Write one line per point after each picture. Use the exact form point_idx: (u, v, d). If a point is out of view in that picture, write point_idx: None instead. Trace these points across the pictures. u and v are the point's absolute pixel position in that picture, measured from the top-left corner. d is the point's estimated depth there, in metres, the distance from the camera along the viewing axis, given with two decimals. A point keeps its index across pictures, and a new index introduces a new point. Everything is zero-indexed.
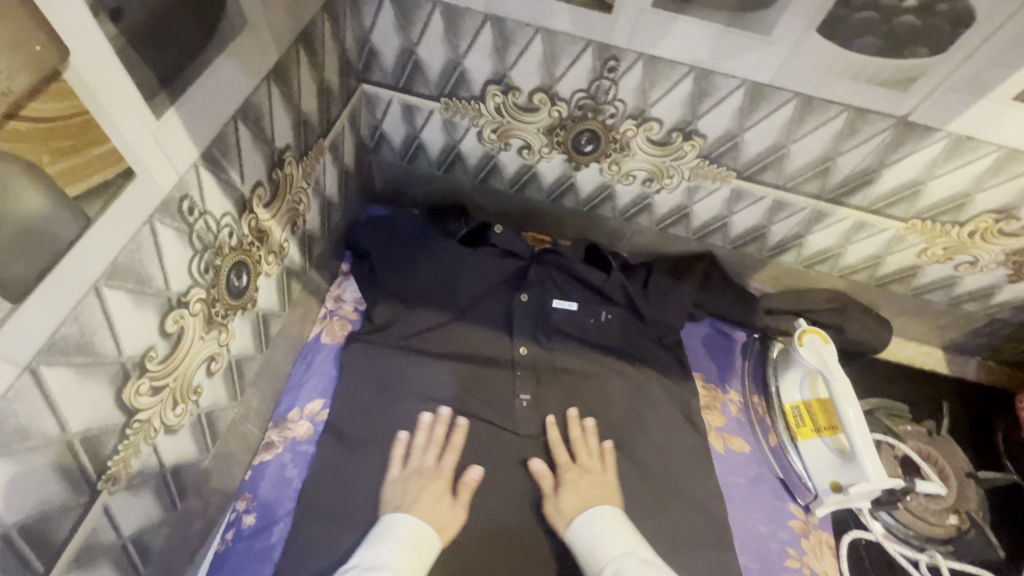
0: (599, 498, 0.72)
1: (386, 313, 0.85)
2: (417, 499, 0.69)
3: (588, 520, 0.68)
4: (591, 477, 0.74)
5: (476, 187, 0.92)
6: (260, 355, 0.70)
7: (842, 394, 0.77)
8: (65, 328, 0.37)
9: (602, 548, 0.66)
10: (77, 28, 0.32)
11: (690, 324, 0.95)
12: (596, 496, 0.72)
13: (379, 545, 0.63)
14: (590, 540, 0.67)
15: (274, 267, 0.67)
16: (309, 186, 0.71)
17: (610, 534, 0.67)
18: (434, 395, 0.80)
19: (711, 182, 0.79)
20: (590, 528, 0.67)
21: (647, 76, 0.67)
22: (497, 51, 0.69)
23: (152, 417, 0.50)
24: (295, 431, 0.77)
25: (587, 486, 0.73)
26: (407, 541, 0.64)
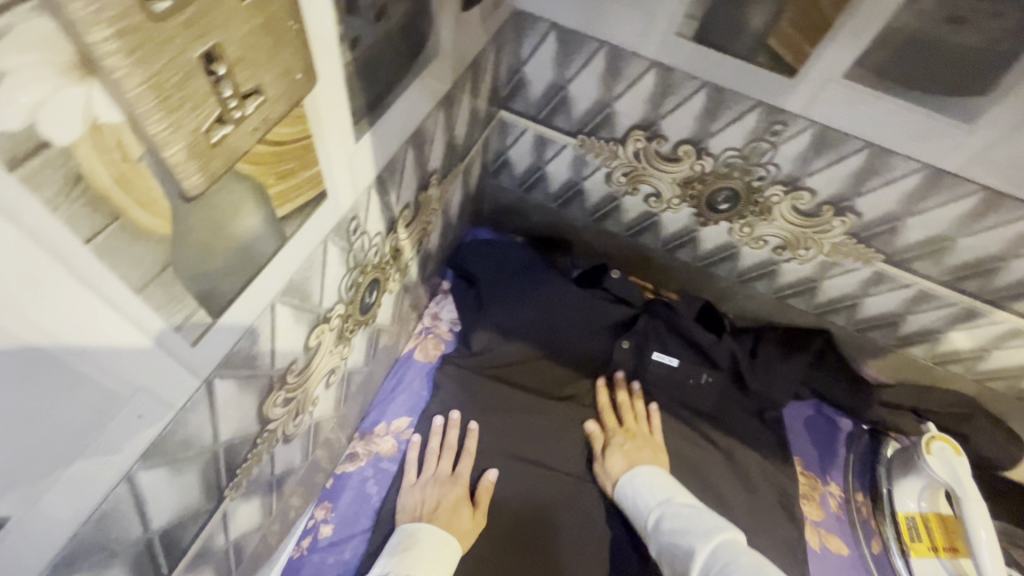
0: (643, 459, 0.75)
1: (483, 339, 0.84)
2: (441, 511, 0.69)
3: (632, 478, 0.73)
4: (637, 441, 0.78)
5: (589, 225, 0.90)
6: (365, 368, 0.69)
7: (976, 512, 0.69)
8: (241, 342, 0.37)
9: (644, 502, 0.70)
10: (327, 56, 0.31)
11: (793, 403, 0.89)
12: (640, 458, 0.75)
13: (403, 557, 0.64)
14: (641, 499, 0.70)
15: (397, 284, 0.66)
16: (440, 207, 0.70)
17: (650, 486, 0.71)
18: (522, 433, 0.79)
19: (851, 261, 0.74)
20: (634, 483, 0.72)
21: (813, 145, 0.63)
22: (654, 98, 0.66)
23: (278, 427, 0.50)
24: (379, 446, 0.77)
25: (635, 450, 0.76)
26: (423, 554, 0.64)
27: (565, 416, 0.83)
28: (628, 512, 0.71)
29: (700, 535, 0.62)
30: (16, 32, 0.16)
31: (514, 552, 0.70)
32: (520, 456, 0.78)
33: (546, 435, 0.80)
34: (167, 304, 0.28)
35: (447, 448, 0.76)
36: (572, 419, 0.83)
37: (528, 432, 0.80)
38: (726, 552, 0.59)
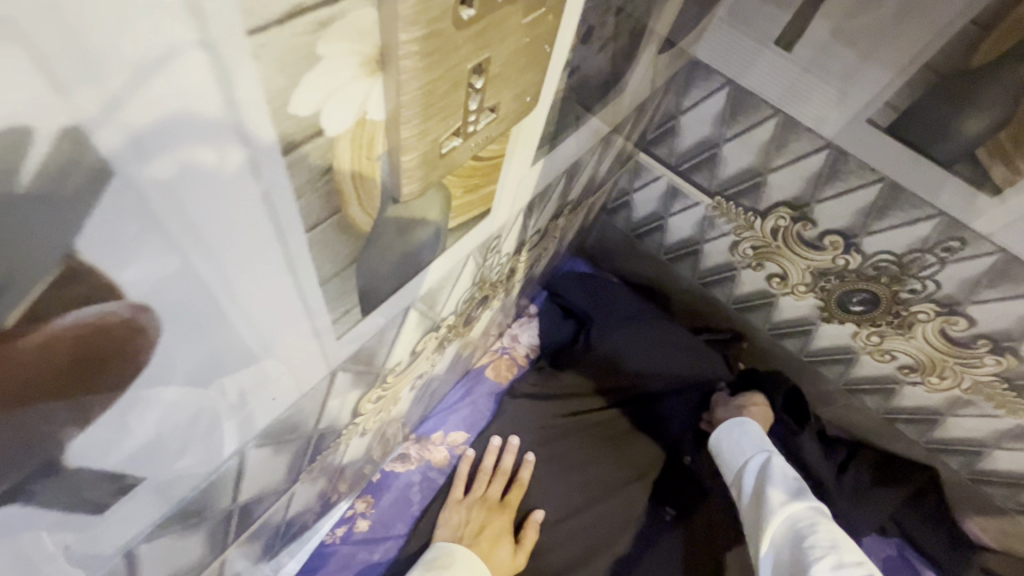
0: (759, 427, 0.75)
1: (572, 379, 0.82)
2: (479, 538, 0.68)
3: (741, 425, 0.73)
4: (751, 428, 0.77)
5: (694, 287, 0.85)
6: (442, 376, 0.68)
7: None
8: (371, 340, 0.36)
9: (743, 447, 0.71)
10: (551, 81, 0.30)
11: (875, 536, 0.80)
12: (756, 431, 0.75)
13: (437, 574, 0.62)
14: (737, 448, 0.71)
15: (498, 303, 0.64)
16: (558, 235, 0.68)
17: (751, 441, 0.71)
18: (576, 482, 0.77)
19: (992, 405, 0.66)
20: (738, 431, 0.72)
21: (992, 274, 0.56)
22: (816, 180, 0.61)
23: (361, 422, 0.49)
24: (432, 454, 0.76)
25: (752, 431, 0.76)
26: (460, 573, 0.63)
27: (623, 476, 0.78)
28: (723, 453, 0.73)
29: (795, 493, 0.61)
30: (347, 18, 0.16)
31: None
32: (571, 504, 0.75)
33: (601, 491, 0.76)
34: (338, 296, 0.27)
35: (500, 473, 0.74)
36: (632, 479, 0.78)
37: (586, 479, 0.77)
38: (817, 513, 0.58)
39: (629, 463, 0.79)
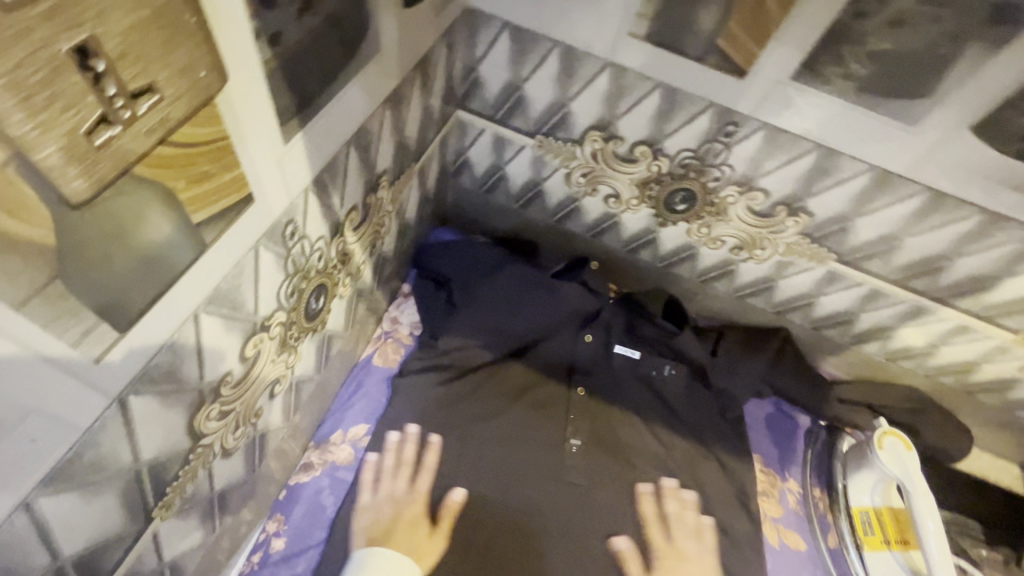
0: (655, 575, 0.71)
1: (454, 340, 0.82)
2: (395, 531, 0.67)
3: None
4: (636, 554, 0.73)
5: (550, 226, 0.89)
6: (317, 376, 0.67)
7: (923, 505, 0.71)
8: (160, 356, 0.35)
9: None
10: (239, 52, 0.30)
11: (753, 401, 0.89)
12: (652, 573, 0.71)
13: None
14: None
15: (347, 289, 0.64)
16: (394, 209, 0.68)
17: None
18: (490, 446, 0.78)
19: (806, 260, 0.75)
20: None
21: (765, 146, 0.63)
22: (609, 98, 0.66)
23: (213, 442, 0.47)
24: (335, 455, 0.75)
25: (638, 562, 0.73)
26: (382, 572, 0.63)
27: (534, 430, 0.81)
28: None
29: None
30: None
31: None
32: (493, 471, 0.76)
33: (518, 453, 0.78)
34: (59, 319, 0.26)
35: (402, 467, 0.73)
36: (544, 430, 0.81)
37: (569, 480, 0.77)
38: None
39: (536, 415, 0.82)
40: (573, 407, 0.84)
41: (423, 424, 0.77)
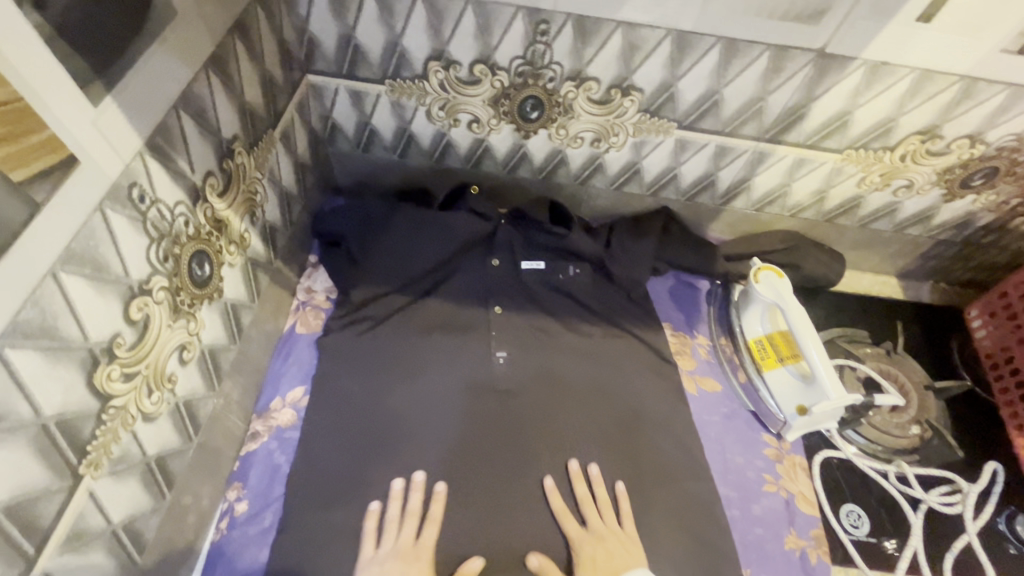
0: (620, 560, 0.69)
1: (364, 293, 0.88)
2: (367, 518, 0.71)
3: None
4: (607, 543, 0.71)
5: (433, 167, 0.94)
6: (234, 346, 0.72)
7: (799, 320, 0.80)
8: (27, 312, 0.39)
9: None
10: (4, 15, 0.34)
11: (654, 278, 0.98)
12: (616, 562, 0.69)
13: None
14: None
15: (236, 257, 0.68)
16: (264, 176, 0.72)
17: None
18: (428, 379, 0.83)
19: (655, 135, 0.83)
20: None
21: (578, 35, 0.70)
22: (431, 26, 0.71)
23: (128, 404, 0.51)
24: (279, 419, 0.80)
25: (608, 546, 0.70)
26: None
27: (468, 357, 0.86)
28: None
29: None
30: None
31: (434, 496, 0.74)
32: (434, 402, 0.81)
33: (457, 381, 0.83)
34: None
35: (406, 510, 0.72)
36: (476, 350, 0.87)
37: (416, 472, 0.74)
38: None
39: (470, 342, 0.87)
40: (494, 323, 0.88)
41: (360, 371, 0.83)
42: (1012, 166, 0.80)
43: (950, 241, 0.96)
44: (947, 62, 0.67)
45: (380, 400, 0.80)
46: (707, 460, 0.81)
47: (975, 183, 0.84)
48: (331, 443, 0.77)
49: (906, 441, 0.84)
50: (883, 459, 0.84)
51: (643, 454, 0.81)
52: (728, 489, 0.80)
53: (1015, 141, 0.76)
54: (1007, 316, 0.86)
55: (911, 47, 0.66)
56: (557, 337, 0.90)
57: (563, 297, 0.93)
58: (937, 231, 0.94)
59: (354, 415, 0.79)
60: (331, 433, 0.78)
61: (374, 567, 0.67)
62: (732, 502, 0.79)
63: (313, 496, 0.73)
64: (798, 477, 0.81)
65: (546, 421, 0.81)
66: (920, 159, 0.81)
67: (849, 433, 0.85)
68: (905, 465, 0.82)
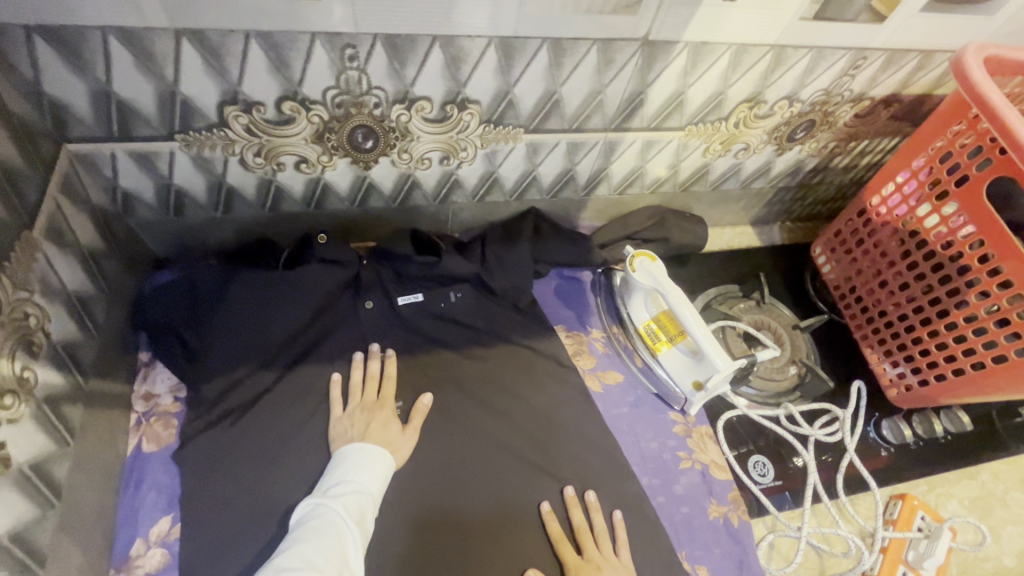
0: None
1: (219, 385, 0.74)
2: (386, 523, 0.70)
3: None
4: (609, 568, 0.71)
5: (269, 217, 0.82)
6: (54, 510, 0.57)
7: (678, 301, 0.82)
8: None
9: None
10: None
11: (538, 281, 0.96)
12: None
13: (335, 473, 0.69)
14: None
15: (18, 408, 0.52)
16: (34, 293, 0.56)
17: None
18: (322, 461, 0.74)
19: (505, 143, 0.78)
20: None
21: (393, 56, 0.62)
22: (212, 69, 0.58)
23: None
24: (146, 566, 0.66)
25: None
26: (362, 463, 0.70)
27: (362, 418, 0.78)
28: None
29: None
30: None
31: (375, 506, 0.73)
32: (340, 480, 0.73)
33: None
34: None
35: (369, 379, 0.79)
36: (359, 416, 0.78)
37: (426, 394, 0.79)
38: None
39: (358, 404, 0.77)
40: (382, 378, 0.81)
41: (236, 477, 0.71)
42: (825, 116, 0.87)
43: (788, 187, 1.04)
44: (756, 35, 0.69)
45: (271, 502, 0.70)
46: (624, 456, 0.82)
47: (799, 136, 0.90)
48: (225, 568, 0.66)
49: (787, 382, 0.92)
50: (773, 405, 0.90)
51: (564, 465, 0.80)
52: (649, 477, 0.82)
53: (824, 95, 0.82)
54: (844, 250, 0.94)
55: (724, 25, 0.67)
56: (448, 372, 0.84)
57: (452, 326, 0.88)
58: (776, 180, 1.02)
59: (248, 532, 0.68)
60: (213, 562, 0.66)
61: (345, 419, 0.75)
62: (656, 489, 0.81)
63: None
64: (708, 445, 0.85)
65: (460, 446, 0.79)
66: (751, 124, 0.85)
67: (742, 390, 0.90)
68: (791, 406, 0.89)
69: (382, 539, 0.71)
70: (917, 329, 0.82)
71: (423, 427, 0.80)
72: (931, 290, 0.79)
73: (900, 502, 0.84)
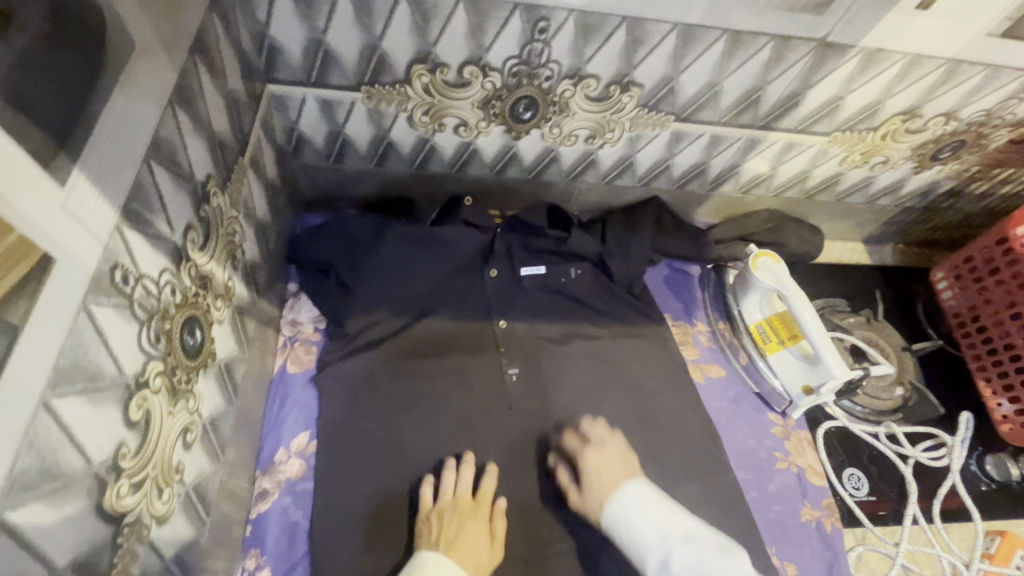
0: (621, 476, 0.72)
1: (358, 322, 0.80)
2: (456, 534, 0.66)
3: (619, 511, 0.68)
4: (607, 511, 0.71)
5: (414, 174, 0.87)
6: (232, 407, 0.64)
7: (800, 305, 0.82)
8: (23, 460, 0.32)
9: (638, 535, 0.66)
10: None
11: (650, 269, 0.98)
12: (618, 476, 0.71)
13: None
14: (621, 519, 0.68)
15: (224, 311, 0.59)
16: (240, 213, 0.63)
17: (648, 519, 0.67)
18: (449, 408, 0.79)
19: (652, 129, 0.80)
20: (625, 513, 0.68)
21: (580, 32, 0.65)
22: (417, 27, 0.63)
23: (140, 514, 0.44)
24: (287, 472, 0.73)
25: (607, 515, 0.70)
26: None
27: (489, 396, 0.82)
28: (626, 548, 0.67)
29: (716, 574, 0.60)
30: None
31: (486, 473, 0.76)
32: (444, 418, 0.78)
33: (471, 401, 0.81)
34: None
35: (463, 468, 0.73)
36: (485, 368, 0.83)
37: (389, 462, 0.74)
38: None
39: (478, 353, 0.84)
40: (501, 339, 0.85)
41: (369, 407, 0.77)
42: (978, 138, 0.85)
43: (915, 208, 1.02)
44: (936, 47, 0.68)
45: (392, 436, 0.75)
46: (724, 447, 0.84)
47: (943, 155, 0.88)
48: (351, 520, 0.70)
49: (891, 402, 0.91)
50: (873, 421, 0.90)
51: (674, 442, 0.83)
52: (744, 472, 0.83)
53: (983, 116, 0.80)
54: (972, 278, 0.92)
55: (907, 33, 0.66)
56: (561, 343, 0.88)
57: (567, 301, 0.91)
58: (904, 200, 1.00)
59: (373, 452, 0.74)
60: (341, 481, 0.72)
61: (434, 518, 0.68)
62: (750, 484, 0.82)
63: (334, 548, 0.68)
64: (807, 451, 0.86)
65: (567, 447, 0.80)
66: (899, 137, 0.84)
67: (843, 402, 0.91)
68: (894, 425, 0.89)
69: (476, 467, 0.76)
70: None
71: (534, 383, 0.84)
72: None
73: (998, 539, 0.83)
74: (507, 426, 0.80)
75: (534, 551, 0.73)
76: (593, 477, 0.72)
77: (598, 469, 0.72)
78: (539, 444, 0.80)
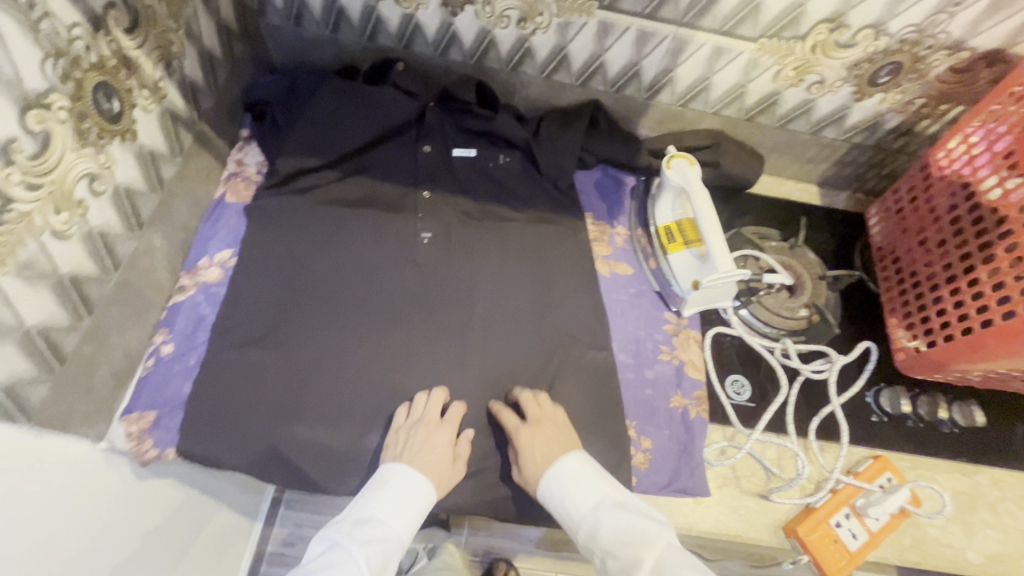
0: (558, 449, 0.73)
1: (289, 164, 0.88)
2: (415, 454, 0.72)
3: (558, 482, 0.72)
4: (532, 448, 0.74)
5: (366, 47, 0.95)
6: (155, 195, 0.76)
7: (701, 202, 0.86)
8: None
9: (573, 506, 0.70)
10: None
11: (581, 170, 1.02)
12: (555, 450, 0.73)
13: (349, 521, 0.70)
14: (558, 492, 0.71)
15: (151, 103, 0.71)
16: (179, 29, 0.74)
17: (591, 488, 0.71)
18: (357, 251, 0.87)
19: (578, 17, 0.84)
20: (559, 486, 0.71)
21: None
22: None
23: (34, 213, 0.54)
24: (205, 276, 0.84)
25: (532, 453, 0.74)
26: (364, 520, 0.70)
27: (398, 248, 0.89)
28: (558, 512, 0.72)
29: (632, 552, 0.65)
30: None
31: (377, 310, 0.84)
32: (351, 258, 0.86)
33: (381, 250, 0.88)
34: None
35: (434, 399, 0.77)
36: (400, 224, 0.91)
37: (295, 283, 0.83)
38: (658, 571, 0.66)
39: (396, 211, 0.92)
40: (421, 207, 0.91)
41: (286, 234, 0.86)
42: (914, 61, 0.84)
43: (864, 146, 1.01)
44: None
45: (300, 262, 0.84)
46: (609, 328, 0.88)
47: (882, 80, 0.88)
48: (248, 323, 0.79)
49: (794, 322, 0.92)
50: (772, 338, 0.91)
51: (562, 314, 0.88)
52: (625, 355, 0.88)
53: (915, 32, 0.80)
54: (896, 210, 0.93)
55: None
56: (476, 219, 0.94)
57: (493, 186, 0.96)
58: (851, 134, 0.99)
59: (282, 272, 0.83)
60: (248, 289, 0.82)
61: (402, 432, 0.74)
62: (627, 365, 0.87)
63: (231, 339, 0.78)
64: (691, 348, 0.90)
65: (466, 308, 0.86)
66: (830, 51, 0.84)
67: (742, 313, 0.92)
68: (789, 342, 0.89)
69: (370, 303, 0.84)
70: (940, 287, 0.82)
71: (442, 242, 0.90)
72: (964, 244, 0.78)
73: (870, 461, 0.85)
74: (409, 275, 0.87)
75: (405, 387, 0.80)
76: (532, 449, 0.73)
77: (548, 446, 0.73)
78: (428, 288, 0.87)
